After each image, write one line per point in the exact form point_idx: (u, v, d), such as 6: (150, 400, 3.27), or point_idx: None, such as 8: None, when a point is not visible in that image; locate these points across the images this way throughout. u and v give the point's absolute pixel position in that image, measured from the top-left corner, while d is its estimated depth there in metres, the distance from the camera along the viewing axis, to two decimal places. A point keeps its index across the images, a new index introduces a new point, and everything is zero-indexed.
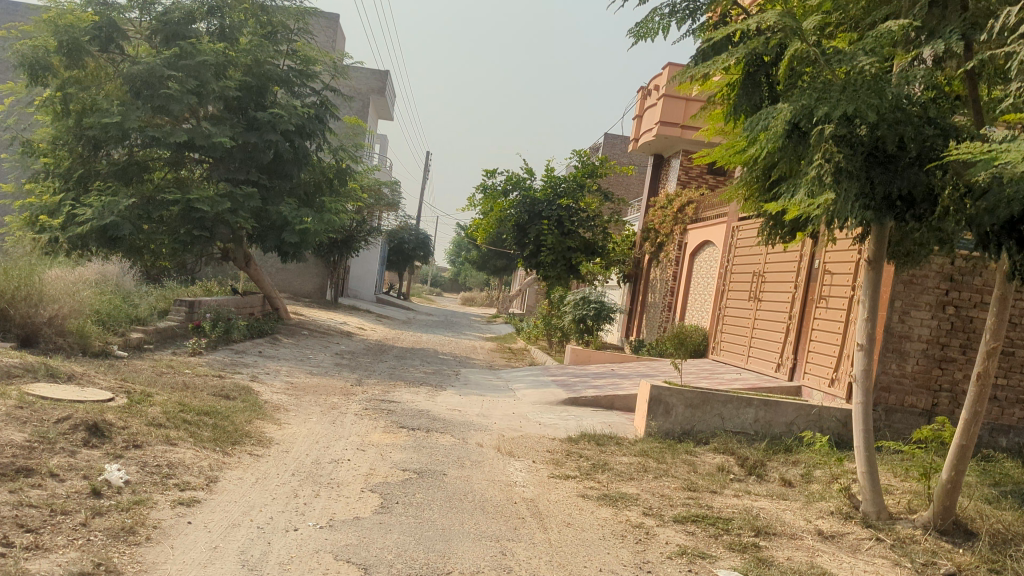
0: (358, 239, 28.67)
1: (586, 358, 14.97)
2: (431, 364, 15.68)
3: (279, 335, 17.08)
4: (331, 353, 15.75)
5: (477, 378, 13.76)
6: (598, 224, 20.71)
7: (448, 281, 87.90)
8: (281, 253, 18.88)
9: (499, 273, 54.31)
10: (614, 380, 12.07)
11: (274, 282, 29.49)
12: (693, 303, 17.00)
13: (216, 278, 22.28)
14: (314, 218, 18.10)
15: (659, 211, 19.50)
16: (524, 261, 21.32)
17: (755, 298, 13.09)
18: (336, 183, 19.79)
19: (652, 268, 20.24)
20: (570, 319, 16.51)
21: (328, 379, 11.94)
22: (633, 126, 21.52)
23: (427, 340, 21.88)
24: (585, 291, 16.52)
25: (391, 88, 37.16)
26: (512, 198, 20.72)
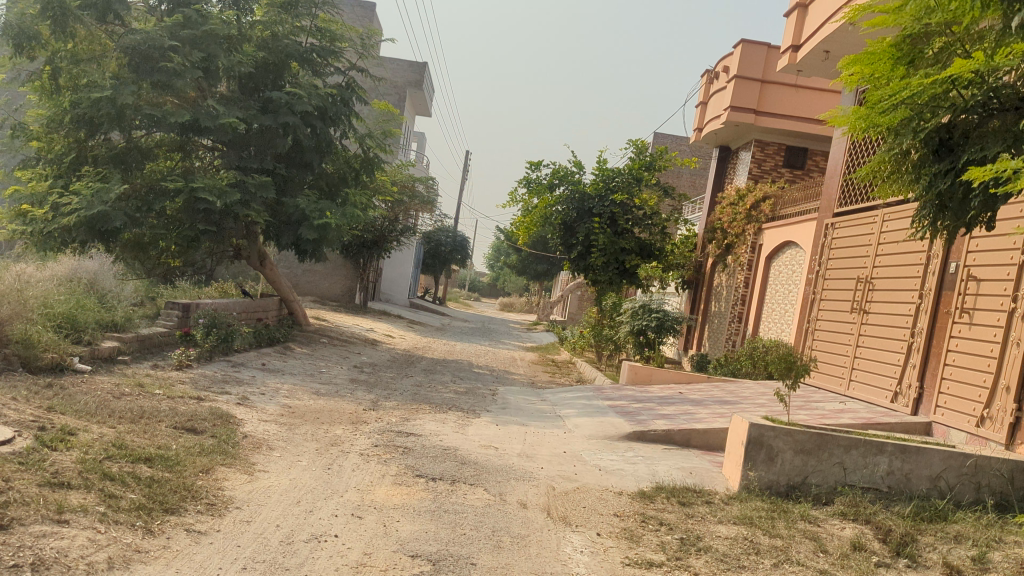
0: (389, 239, 26.71)
1: (647, 378, 12.72)
2: (464, 381, 13.50)
3: (293, 345, 15.03)
4: (349, 367, 13.64)
5: (518, 400, 11.55)
6: (656, 224, 18.37)
7: (487, 286, 86.04)
8: (299, 252, 16.89)
9: (540, 279, 52.09)
10: (687, 411, 9.78)
11: (301, 284, 27.70)
12: (771, 315, 14.59)
13: (232, 280, 20.41)
14: (335, 211, 16.07)
15: (727, 208, 17.12)
16: (570, 264, 19.02)
17: (861, 311, 10.76)
18: (363, 175, 17.84)
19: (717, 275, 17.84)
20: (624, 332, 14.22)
21: (338, 401, 9.84)
22: (696, 114, 19.27)
23: (461, 351, 19.73)
24: (643, 297, 14.23)
25: (428, 81, 35.28)
26: (559, 193, 18.53)
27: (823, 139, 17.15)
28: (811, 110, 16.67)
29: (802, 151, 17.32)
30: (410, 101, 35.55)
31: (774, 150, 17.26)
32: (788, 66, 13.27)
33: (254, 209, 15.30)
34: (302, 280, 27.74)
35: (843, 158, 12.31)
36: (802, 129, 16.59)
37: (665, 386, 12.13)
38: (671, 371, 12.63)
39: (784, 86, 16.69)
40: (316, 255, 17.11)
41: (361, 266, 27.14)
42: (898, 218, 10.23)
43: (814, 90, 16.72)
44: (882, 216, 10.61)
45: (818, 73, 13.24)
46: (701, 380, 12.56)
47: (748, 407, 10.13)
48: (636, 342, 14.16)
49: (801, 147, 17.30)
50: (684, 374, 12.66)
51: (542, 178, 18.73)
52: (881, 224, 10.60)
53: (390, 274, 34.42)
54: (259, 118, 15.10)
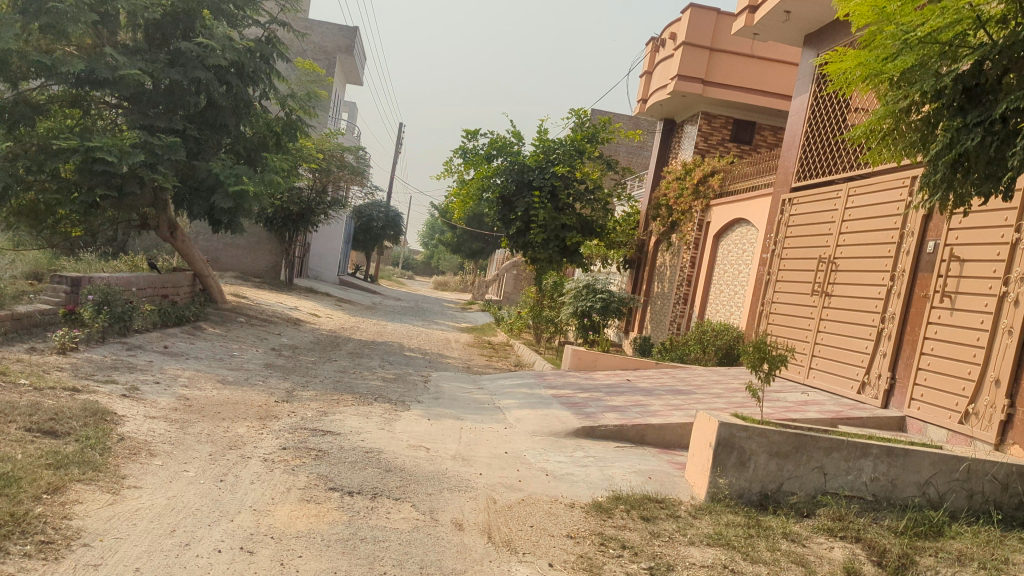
0: (317, 212, 25.22)
1: (592, 364, 11.78)
2: (393, 365, 12.36)
3: (204, 325, 13.62)
4: (265, 350, 12.34)
5: (452, 389, 10.47)
6: (599, 199, 17.34)
7: (421, 264, 84.49)
8: (213, 223, 15.39)
9: (475, 257, 50.94)
10: (639, 403, 8.84)
11: (222, 259, 26.03)
12: (719, 296, 13.75)
13: (141, 254, 18.75)
14: (251, 176, 14.63)
15: (672, 183, 16.10)
16: (508, 240, 17.93)
17: (822, 292, 9.96)
18: (283, 139, 16.39)
19: (662, 253, 16.96)
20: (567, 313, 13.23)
21: (247, 391, 8.62)
22: (640, 85, 18.33)
23: (392, 332, 18.50)
24: (588, 276, 13.29)
25: (360, 48, 33.65)
26: (497, 164, 17.33)
27: (773, 113, 16.35)
28: (762, 82, 15.86)
29: (751, 125, 16.51)
30: (341, 67, 33.89)
31: (722, 123, 16.39)
32: (744, 29, 12.42)
33: (161, 172, 13.87)
34: (223, 254, 26.07)
35: (801, 126, 11.46)
36: (752, 100, 15.77)
37: (612, 374, 11.21)
38: (618, 356, 11.72)
39: (734, 55, 15.81)
40: (232, 226, 15.63)
41: (287, 240, 25.60)
42: (866, 191, 9.43)
43: (764, 60, 15.88)
44: (848, 190, 9.81)
45: (775, 37, 12.37)
46: (651, 366, 11.68)
47: (704, 398, 9.25)
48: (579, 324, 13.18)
49: (749, 120, 16.49)
50: (633, 359, 11.74)
51: (478, 149, 17.53)
52: (846, 199, 9.80)
53: (318, 250, 32.85)
54: (168, 71, 13.90)
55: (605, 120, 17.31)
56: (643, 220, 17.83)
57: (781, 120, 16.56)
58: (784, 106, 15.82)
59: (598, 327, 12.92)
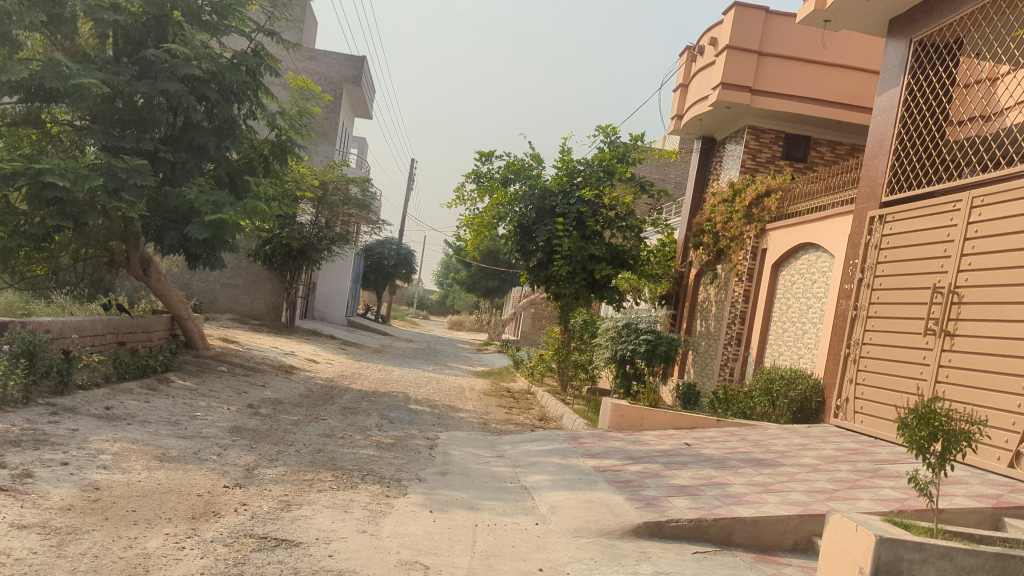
0: (318, 249, 23.24)
1: (638, 423, 9.59)
2: (394, 424, 10.17)
3: (172, 376, 11.52)
4: (239, 407, 10.19)
5: (465, 459, 8.26)
6: (632, 226, 15.00)
7: (436, 305, 82.41)
8: (190, 259, 13.32)
9: (492, 297, 48.77)
10: (717, 485, 6.60)
11: (218, 300, 24.10)
12: (786, 336, 11.45)
13: (118, 296, 16.77)
14: (231, 202, 12.62)
15: (718, 206, 13.81)
16: (529, 276, 15.75)
17: (938, 332, 7.72)
18: (272, 163, 14.40)
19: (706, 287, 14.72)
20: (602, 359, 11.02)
21: (191, 472, 6.47)
22: (675, 100, 16.22)
23: (398, 379, 16.31)
24: (629, 314, 11.11)
25: (368, 79, 31.96)
26: (515, 189, 15.24)
27: (830, 126, 14.12)
28: (819, 90, 13.65)
29: (804, 141, 14.30)
30: (348, 98, 32.24)
31: (771, 139, 14.21)
32: (814, 15, 10.31)
33: (126, 199, 11.92)
34: (219, 295, 24.14)
35: (891, 127, 9.32)
36: (807, 111, 13.59)
37: (666, 436, 8.98)
38: (666, 412, 9.61)
39: (787, 60, 13.66)
40: (211, 261, 13.57)
41: (287, 280, 23.61)
42: (1000, 200, 7.27)
43: (821, 65, 13.68)
44: (971, 199, 7.65)
45: (852, 24, 10.25)
46: (712, 425, 9.49)
47: (799, 472, 7.01)
48: (618, 372, 10.93)
49: (802, 135, 14.28)
50: (688, 416, 9.57)
51: (493, 173, 15.48)
52: (971, 212, 7.62)
53: (324, 290, 30.87)
54: (134, 83, 12.00)
55: (637, 138, 15.16)
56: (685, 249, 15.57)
57: (841, 135, 14.32)
58: (846, 118, 13.59)
59: (643, 376, 10.68)
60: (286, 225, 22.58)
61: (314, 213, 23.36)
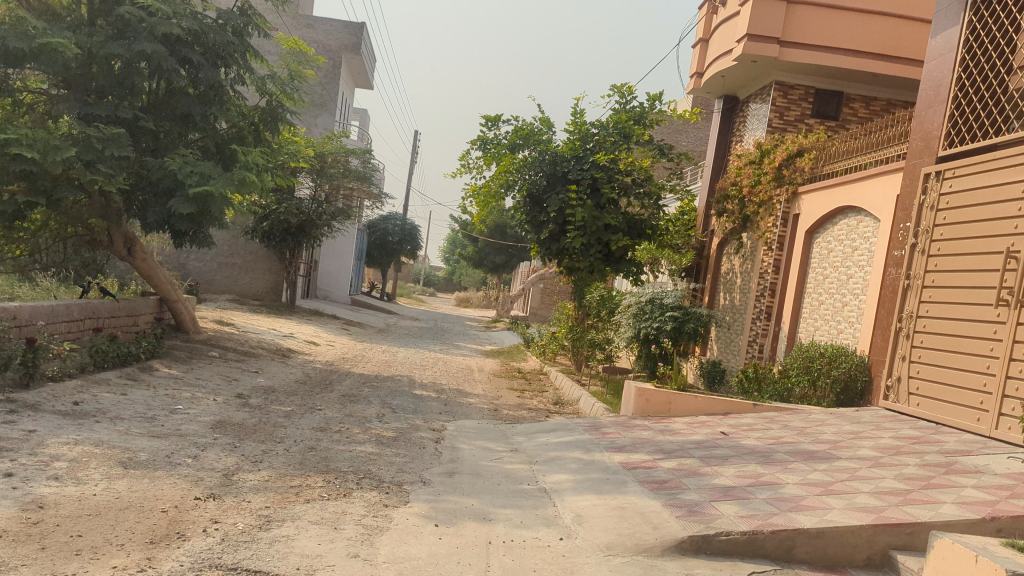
0: (318, 225, 22.29)
1: (666, 408, 8.69)
2: (396, 414, 9.29)
3: (156, 364, 10.64)
4: (227, 397, 9.32)
5: (476, 454, 7.37)
6: (650, 193, 14.04)
7: (442, 281, 81.55)
8: (177, 236, 12.40)
9: (499, 272, 47.80)
10: (769, 487, 5.69)
11: (216, 280, 23.23)
12: (823, 310, 10.50)
13: (107, 279, 15.91)
14: (218, 173, 11.69)
15: (743, 168, 12.80)
16: (540, 248, 14.80)
17: (1013, 302, 6.76)
18: (263, 130, 13.46)
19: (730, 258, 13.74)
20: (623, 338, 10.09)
21: (158, 481, 5.58)
22: (694, 58, 15.18)
23: (403, 361, 15.43)
24: (653, 288, 10.13)
25: (368, 47, 30.83)
26: (524, 155, 14.26)
27: (864, 80, 13.07)
28: (853, 39, 12.55)
29: (836, 97, 13.30)
30: (348, 68, 31.11)
31: (800, 95, 13.21)
32: None
33: (103, 172, 11.00)
34: (216, 275, 23.27)
35: (950, 71, 8.34)
36: (840, 64, 12.52)
37: (698, 424, 8.06)
38: (695, 396, 8.71)
39: (818, 8, 12.57)
40: (199, 239, 12.64)
41: (286, 258, 22.70)
42: None
43: (855, 12, 12.59)
44: None
45: None
46: (747, 410, 8.58)
47: (859, 468, 6.11)
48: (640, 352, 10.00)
49: (834, 90, 13.27)
50: (721, 400, 8.65)
51: (499, 139, 14.49)
52: None
53: (327, 268, 29.98)
54: (108, 44, 11.05)
55: (654, 98, 14.14)
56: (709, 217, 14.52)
57: (875, 90, 13.27)
58: (883, 70, 12.51)
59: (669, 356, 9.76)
60: (283, 201, 21.62)
61: (313, 188, 22.38)
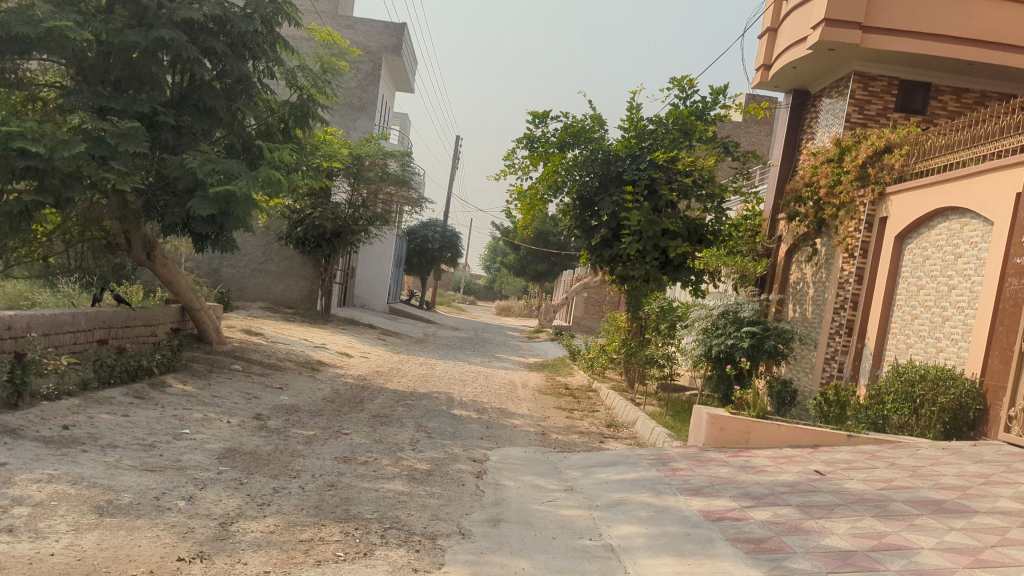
0: (354, 231, 21.37)
1: (744, 438, 7.47)
2: (431, 440, 8.18)
3: (170, 379, 9.69)
4: (243, 419, 8.31)
5: (523, 494, 6.23)
6: (712, 195, 12.82)
7: (483, 289, 80.60)
8: (199, 241, 11.48)
9: (540, 281, 46.61)
10: (902, 557, 4.46)
11: (250, 288, 22.45)
12: (918, 326, 9.16)
13: (131, 285, 15.09)
14: (243, 171, 10.74)
15: (819, 167, 11.51)
16: (590, 255, 13.65)
17: None
18: (292, 127, 12.45)
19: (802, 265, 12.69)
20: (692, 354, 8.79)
21: (136, 534, 4.53)
22: (761, 48, 13.96)
23: (441, 375, 14.35)
24: (728, 297, 8.85)
25: (409, 48, 29.96)
26: (574, 154, 13.12)
27: (956, 69, 11.72)
28: (947, 24, 11.16)
29: (922, 88, 12.01)
30: (388, 70, 30.31)
31: (883, 86, 11.93)
32: None
33: (117, 170, 10.10)
34: (250, 282, 22.49)
35: None
36: (930, 50, 11.17)
37: (786, 460, 6.82)
38: (778, 424, 7.47)
39: None
40: (222, 243, 11.69)
41: (322, 264, 21.81)
42: None
43: None
44: None
45: None
46: (840, 443, 7.31)
47: (1009, 529, 4.89)
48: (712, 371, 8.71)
49: (921, 81, 11.98)
50: (810, 430, 7.39)
51: (547, 137, 13.38)
52: None
53: (364, 275, 29.12)
54: (125, 32, 10.08)
55: (718, 90, 12.92)
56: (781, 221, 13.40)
57: (968, 80, 11.93)
58: (979, 58, 11.14)
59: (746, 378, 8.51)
60: (318, 206, 20.74)
61: (350, 190, 21.48)
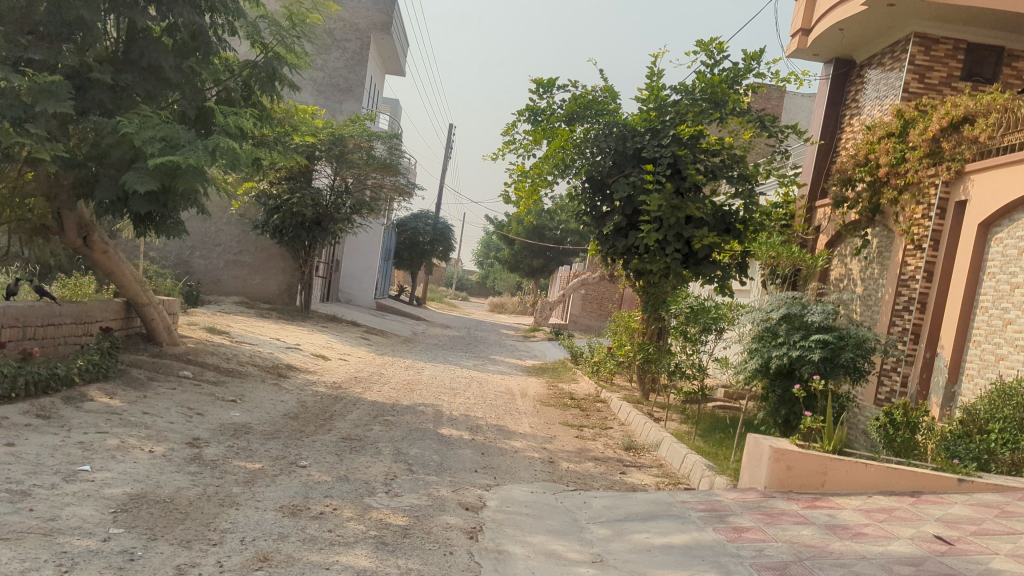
0: (336, 220, 19.56)
1: (820, 479, 5.74)
2: (410, 476, 6.39)
3: (94, 391, 7.89)
4: (172, 446, 6.50)
5: (537, 569, 4.45)
6: (743, 178, 11.08)
7: (476, 285, 78.82)
8: (141, 224, 9.68)
9: (536, 277, 44.84)
10: None
11: (223, 281, 20.66)
12: (1014, 334, 7.28)
13: (78, 277, 13.26)
14: (192, 139, 8.94)
15: (876, 144, 9.76)
16: (601, 246, 11.91)
17: None
18: (255, 92, 10.65)
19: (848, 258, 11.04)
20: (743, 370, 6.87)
21: None
22: (799, 12, 12.25)
23: (430, 382, 12.57)
24: (792, 293, 6.93)
25: (399, 27, 28.11)
26: (585, 129, 11.37)
27: None
28: None
29: (993, 54, 10.31)
30: (377, 52, 28.52)
31: (948, 51, 10.18)
32: None
33: (35, 135, 8.30)
34: (223, 275, 20.67)
35: None
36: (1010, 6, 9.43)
37: (886, 517, 5.07)
38: (863, 463, 5.70)
39: None
40: (168, 226, 9.89)
41: (302, 256, 20.00)
42: None
43: None
44: None
45: None
46: (947, 489, 5.54)
47: None
48: (771, 390, 6.81)
49: (992, 46, 10.27)
50: (907, 473, 5.61)
51: (554, 109, 11.62)
52: None
53: (350, 269, 27.32)
54: None
55: (751, 57, 11.17)
56: (824, 208, 11.74)
57: None
58: None
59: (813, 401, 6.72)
60: (297, 191, 18.82)
61: (332, 175, 19.67)
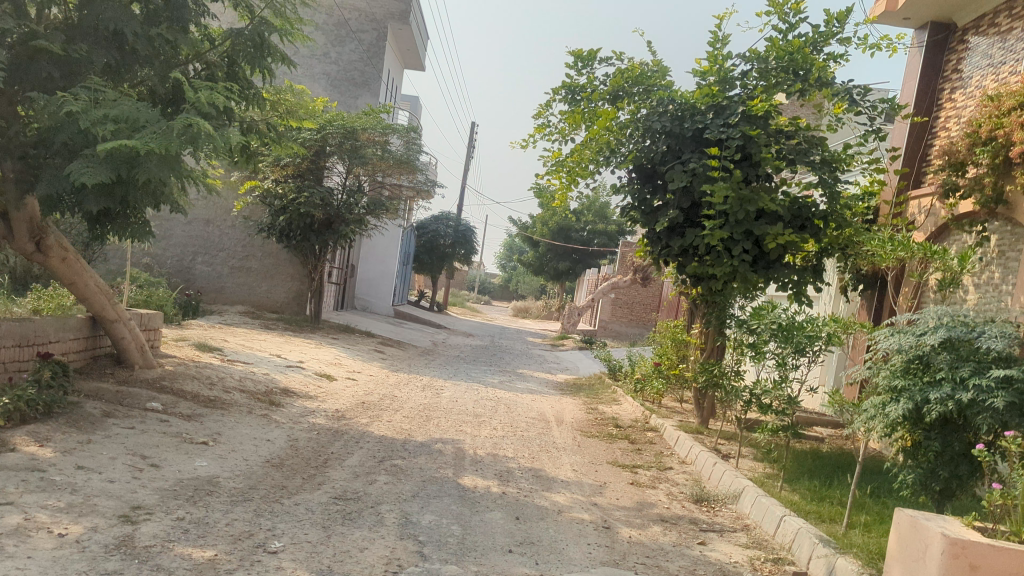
0: (348, 221, 17.85)
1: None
2: (421, 567, 4.58)
3: (22, 436, 6.17)
4: (98, 524, 4.74)
5: None
6: (824, 163, 9.25)
7: (499, 289, 77.15)
8: (97, 225, 7.97)
9: (562, 280, 42.99)
10: None
11: (228, 289, 19.06)
12: None
13: (50, 287, 11.63)
14: (153, 116, 7.18)
15: (1001, 117, 7.83)
16: (653, 246, 10.15)
17: None
18: (240, 67, 8.95)
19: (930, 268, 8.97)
20: (878, 418, 4.89)
21: None
22: None
23: (450, 407, 10.78)
24: (949, 308, 4.97)
25: (418, 16, 26.40)
26: (634, 108, 9.61)
27: None
28: None
29: None
30: (395, 43, 26.86)
31: None
32: None
33: None
34: (228, 282, 19.07)
35: None
36: None
37: None
38: None
39: None
40: (132, 227, 8.20)
41: (310, 261, 18.31)
42: None
43: None
44: None
45: None
46: None
47: None
48: (925, 444, 4.84)
49: None
50: None
51: (595, 85, 9.82)
52: None
53: (367, 275, 25.69)
54: None
55: (836, 19, 9.34)
56: (920, 199, 9.90)
57: None
58: None
59: (987, 466, 4.68)
60: (305, 189, 17.05)
61: (344, 171, 17.92)
